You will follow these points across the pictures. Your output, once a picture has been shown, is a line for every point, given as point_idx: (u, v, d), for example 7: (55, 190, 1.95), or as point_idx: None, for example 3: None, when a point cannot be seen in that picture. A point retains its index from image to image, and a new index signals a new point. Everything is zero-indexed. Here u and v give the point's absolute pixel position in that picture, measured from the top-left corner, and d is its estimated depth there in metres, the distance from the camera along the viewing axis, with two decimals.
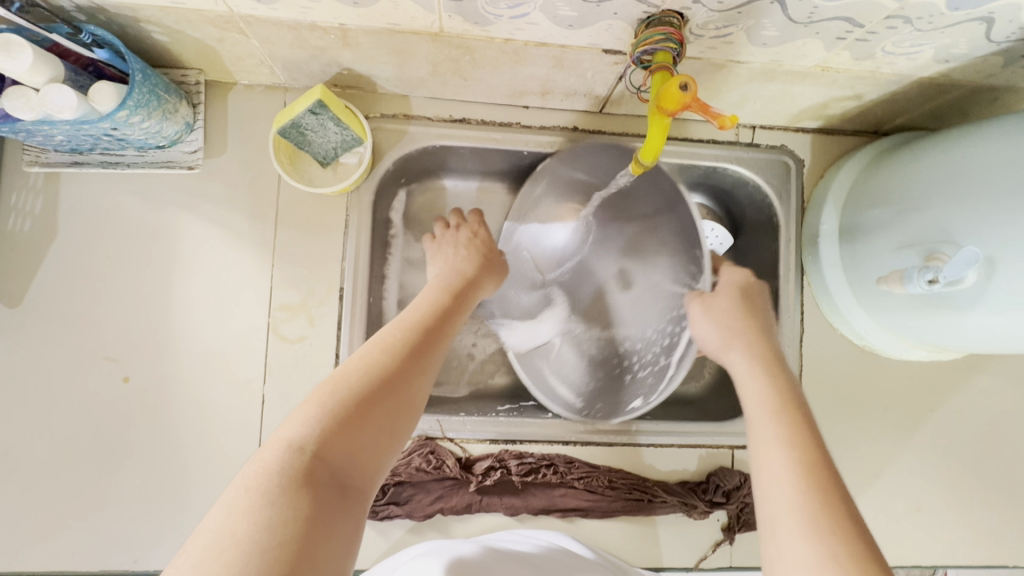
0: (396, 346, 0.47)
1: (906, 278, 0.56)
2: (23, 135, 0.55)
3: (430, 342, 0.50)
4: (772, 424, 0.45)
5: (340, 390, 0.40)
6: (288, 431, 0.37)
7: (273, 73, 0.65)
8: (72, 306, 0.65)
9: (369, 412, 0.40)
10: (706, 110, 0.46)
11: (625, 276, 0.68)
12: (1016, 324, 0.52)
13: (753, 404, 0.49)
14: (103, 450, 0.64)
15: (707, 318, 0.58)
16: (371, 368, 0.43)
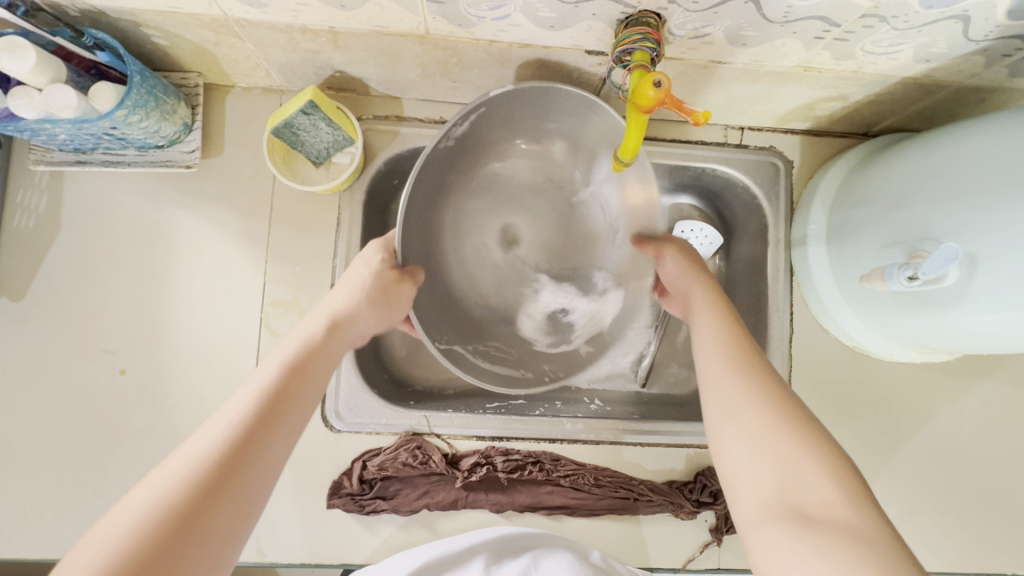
0: (229, 437, 0.40)
1: (888, 275, 0.56)
2: (27, 134, 0.57)
3: (280, 413, 0.43)
4: (718, 345, 0.50)
5: (169, 484, 0.37)
6: (91, 561, 0.33)
7: (268, 76, 0.67)
8: (72, 300, 0.67)
9: (198, 507, 0.36)
10: (680, 107, 0.47)
11: (511, 235, 0.73)
12: (1003, 322, 0.51)
13: (704, 358, 0.50)
14: (98, 441, 0.66)
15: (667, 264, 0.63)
16: (192, 475, 0.37)
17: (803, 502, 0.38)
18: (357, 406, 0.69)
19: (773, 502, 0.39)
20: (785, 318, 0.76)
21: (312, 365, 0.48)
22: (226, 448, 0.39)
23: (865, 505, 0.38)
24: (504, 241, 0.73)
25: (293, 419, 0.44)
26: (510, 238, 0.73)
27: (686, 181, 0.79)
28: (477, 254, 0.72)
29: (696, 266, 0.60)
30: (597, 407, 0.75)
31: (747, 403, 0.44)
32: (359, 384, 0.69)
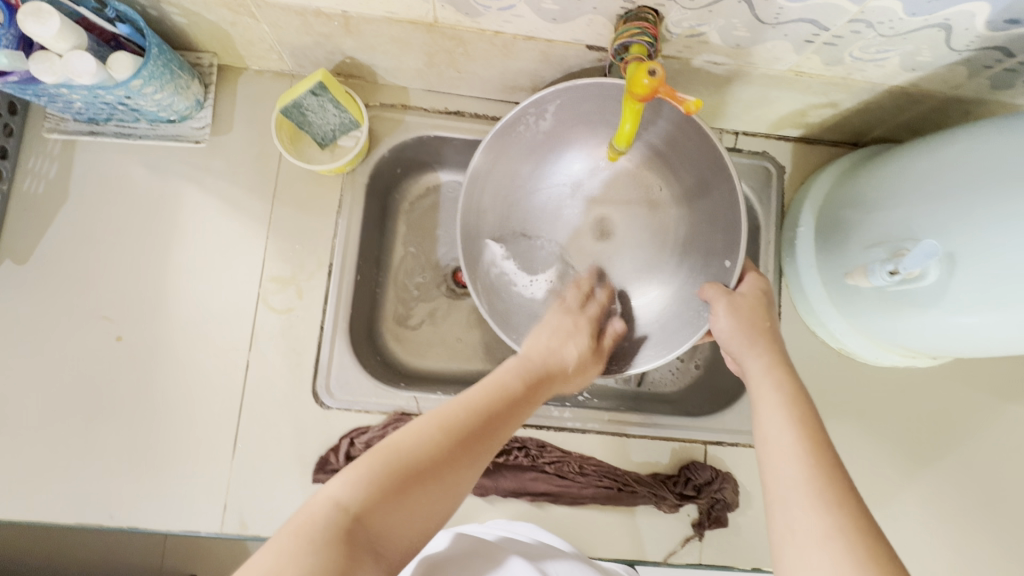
0: (486, 397, 0.54)
1: (869, 271, 0.58)
2: (44, 100, 0.59)
3: (513, 408, 0.55)
4: (787, 441, 0.47)
5: (392, 458, 0.45)
6: (335, 496, 0.42)
7: (281, 59, 0.69)
8: (75, 266, 0.68)
9: (415, 487, 0.44)
10: (673, 96, 0.49)
11: (606, 225, 0.77)
12: (983, 322, 0.53)
13: (764, 445, 0.49)
14: (91, 404, 0.67)
15: (728, 314, 0.60)
16: (434, 430, 0.48)
17: None
18: (348, 384, 0.70)
19: None
20: None
21: (531, 385, 0.58)
22: (460, 427, 0.49)
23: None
24: (599, 230, 0.77)
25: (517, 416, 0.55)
26: (603, 229, 0.78)
27: None
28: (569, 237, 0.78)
29: (748, 337, 0.58)
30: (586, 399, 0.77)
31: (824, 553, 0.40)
32: (351, 362, 0.70)
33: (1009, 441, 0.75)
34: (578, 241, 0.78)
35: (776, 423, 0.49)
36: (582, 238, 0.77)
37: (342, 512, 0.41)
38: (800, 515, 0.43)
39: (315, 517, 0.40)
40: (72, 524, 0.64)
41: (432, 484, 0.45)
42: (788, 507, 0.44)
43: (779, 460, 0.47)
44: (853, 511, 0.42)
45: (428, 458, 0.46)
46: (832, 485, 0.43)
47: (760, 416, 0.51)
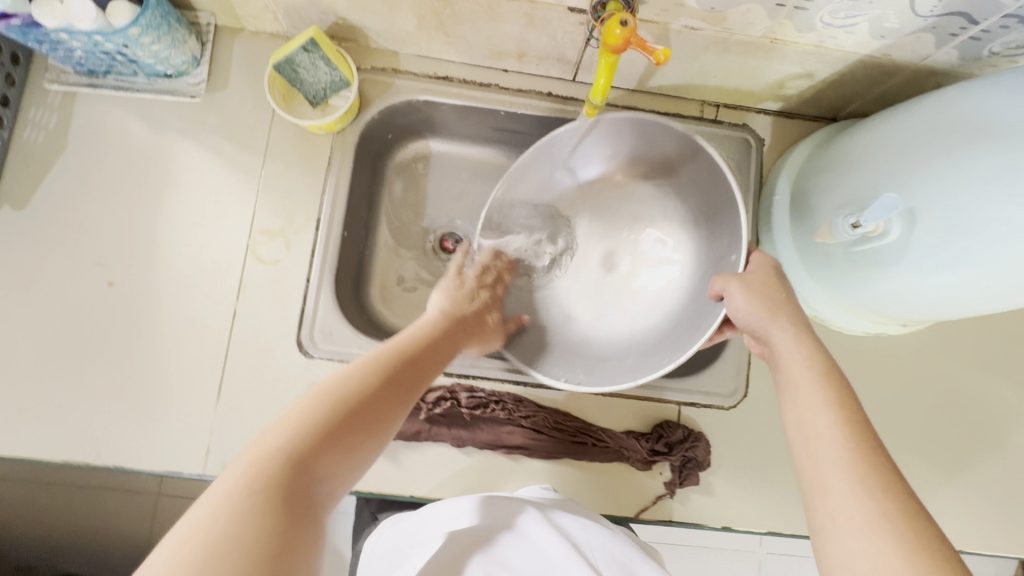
0: (404, 351, 0.53)
1: (835, 228, 0.62)
2: (46, 46, 0.62)
3: (431, 361, 0.55)
4: (825, 415, 0.45)
5: (331, 403, 0.43)
6: (270, 446, 0.39)
7: (276, 19, 0.72)
8: (71, 213, 0.70)
9: (354, 427, 0.43)
10: (643, 47, 0.52)
11: (610, 258, 0.80)
12: (952, 279, 0.55)
13: (802, 421, 0.47)
14: (81, 346, 0.68)
15: (748, 293, 0.57)
16: (360, 380, 0.46)
17: None
18: (332, 336, 0.72)
19: None
20: None
21: (445, 344, 0.60)
22: (385, 376, 0.48)
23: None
24: (606, 261, 0.80)
25: (432, 366, 0.55)
26: (611, 262, 0.80)
27: None
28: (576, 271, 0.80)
29: (773, 309, 0.55)
30: None
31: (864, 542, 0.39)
32: (335, 314, 0.72)
33: (975, 412, 0.77)
34: (585, 272, 0.80)
35: (810, 408, 0.46)
36: (585, 264, 0.80)
37: (290, 462, 0.38)
38: (844, 503, 0.41)
39: (251, 473, 0.37)
40: (58, 461, 0.66)
41: (367, 426, 0.44)
42: (825, 493, 0.42)
43: (815, 448, 0.44)
44: (892, 497, 0.40)
45: (361, 403, 0.44)
46: (871, 469, 0.42)
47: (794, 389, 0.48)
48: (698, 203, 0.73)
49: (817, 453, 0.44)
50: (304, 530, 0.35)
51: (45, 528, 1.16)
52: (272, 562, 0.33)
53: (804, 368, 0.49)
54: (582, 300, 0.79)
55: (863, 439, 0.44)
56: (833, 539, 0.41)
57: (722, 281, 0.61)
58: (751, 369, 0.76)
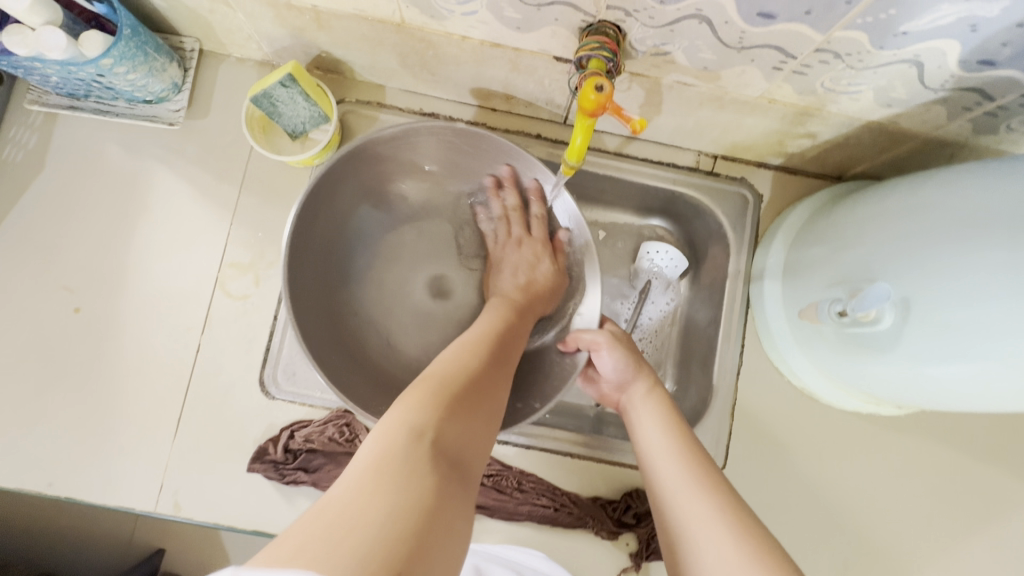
0: (489, 333, 0.55)
1: (819, 311, 0.60)
2: (21, 72, 0.61)
3: (513, 338, 0.57)
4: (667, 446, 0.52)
5: (439, 384, 0.44)
6: (393, 424, 0.39)
7: (260, 49, 0.70)
8: (43, 235, 0.70)
9: (470, 408, 0.44)
10: (620, 113, 0.49)
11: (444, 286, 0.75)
12: (941, 378, 0.51)
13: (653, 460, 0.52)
14: (42, 372, 0.68)
15: (613, 351, 0.63)
16: (460, 364, 0.48)
17: None
18: (294, 376, 0.70)
19: None
20: (735, 349, 0.75)
21: (520, 321, 0.61)
22: (478, 359, 0.49)
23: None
24: (432, 290, 0.75)
25: (516, 345, 0.57)
26: (440, 288, 0.75)
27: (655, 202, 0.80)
28: (398, 292, 0.75)
29: (631, 359, 0.62)
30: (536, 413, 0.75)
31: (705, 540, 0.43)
32: (301, 355, 0.70)
33: (972, 502, 0.72)
34: (409, 295, 0.75)
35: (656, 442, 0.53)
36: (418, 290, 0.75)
37: (425, 429, 0.39)
38: (691, 505, 0.46)
39: (388, 447, 0.36)
40: (10, 488, 0.65)
41: (483, 401, 0.45)
42: (674, 509, 0.47)
43: (668, 474, 0.50)
44: (729, 506, 0.46)
45: (468, 384, 0.45)
46: (708, 482, 0.48)
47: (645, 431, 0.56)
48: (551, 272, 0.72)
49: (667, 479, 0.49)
50: (459, 497, 0.36)
51: (23, 529, 1.16)
52: (428, 525, 0.32)
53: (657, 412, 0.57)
54: (400, 318, 0.74)
55: (701, 462, 0.50)
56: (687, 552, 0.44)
57: (590, 335, 0.65)
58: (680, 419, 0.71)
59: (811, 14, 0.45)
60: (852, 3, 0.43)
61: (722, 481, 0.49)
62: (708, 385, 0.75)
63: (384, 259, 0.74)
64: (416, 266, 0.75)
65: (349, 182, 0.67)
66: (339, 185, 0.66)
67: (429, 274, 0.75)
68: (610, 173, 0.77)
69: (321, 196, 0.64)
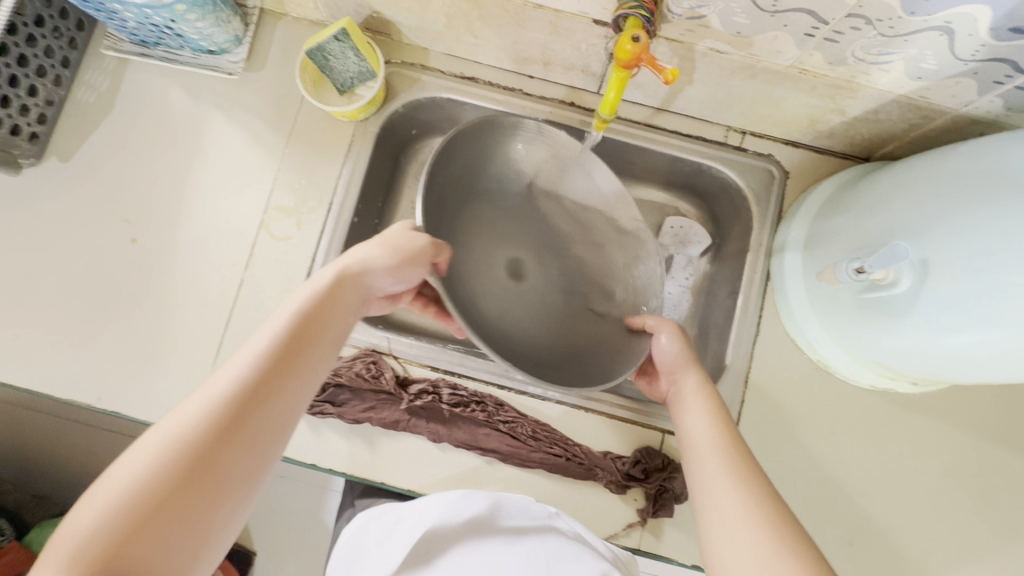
0: (244, 379, 0.42)
1: (838, 269, 0.61)
2: (104, 15, 0.67)
3: (292, 362, 0.44)
4: (717, 452, 0.51)
5: (142, 483, 0.35)
6: (67, 552, 0.33)
7: (316, 8, 0.75)
8: (109, 170, 0.76)
9: (173, 511, 0.35)
10: (654, 64, 0.52)
11: (519, 266, 0.75)
12: (958, 341, 0.52)
13: (701, 463, 0.51)
14: (99, 295, 0.73)
15: (672, 336, 0.64)
16: (164, 467, 0.36)
17: None
18: None
19: None
20: (752, 321, 0.77)
21: (307, 339, 0.46)
22: (213, 421, 0.39)
23: None
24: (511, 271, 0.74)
25: (294, 394, 0.44)
26: (517, 270, 0.75)
27: (683, 174, 0.82)
28: (485, 269, 0.73)
29: (688, 355, 0.63)
30: None
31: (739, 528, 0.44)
32: None
33: (983, 486, 0.72)
34: (492, 271, 0.73)
35: (701, 428, 0.54)
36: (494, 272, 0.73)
37: None
38: (730, 497, 0.46)
39: None
40: (64, 399, 0.71)
41: (203, 499, 0.37)
42: (710, 501, 0.48)
43: (711, 461, 0.50)
44: (767, 495, 0.46)
45: (186, 477, 0.36)
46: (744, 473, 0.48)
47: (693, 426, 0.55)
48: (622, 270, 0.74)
49: (712, 482, 0.49)
50: None
51: (54, 460, 1.23)
52: None
53: (701, 405, 0.56)
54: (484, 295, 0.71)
55: (738, 454, 0.50)
56: (717, 531, 0.45)
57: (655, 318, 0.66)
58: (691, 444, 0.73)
59: None
60: None
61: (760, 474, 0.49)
62: (723, 353, 0.77)
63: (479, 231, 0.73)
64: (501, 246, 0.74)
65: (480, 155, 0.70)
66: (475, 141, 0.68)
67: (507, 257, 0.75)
68: (637, 144, 0.80)
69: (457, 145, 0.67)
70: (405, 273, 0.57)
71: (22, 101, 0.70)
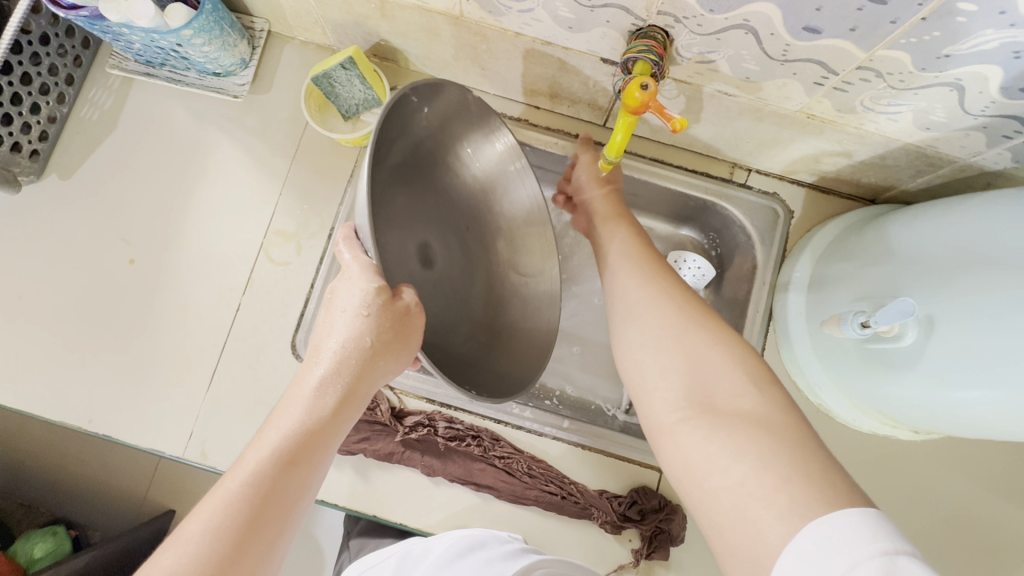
0: (224, 525, 0.41)
1: (842, 321, 0.61)
2: (109, 36, 0.66)
3: (280, 495, 0.44)
4: (641, 286, 0.59)
5: None
6: None
7: (324, 33, 0.75)
8: (109, 188, 0.75)
9: None
10: (661, 112, 0.52)
11: (426, 253, 0.60)
12: (968, 402, 0.50)
13: (636, 303, 0.58)
14: (94, 316, 0.72)
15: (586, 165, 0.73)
16: None
17: (716, 402, 0.46)
18: None
19: (693, 404, 0.47)
20: None
21: (298, 460, 0.46)
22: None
23: (774, 399, 0.45)
24: (421, 259, 0.60)
25: (281, 523, 0.44)
26: (426, 257, 0.60)
27: (688, 209, 0.82)
28: (397, 250, 0.56)
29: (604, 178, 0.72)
30: (551, 404, 0.78)
31: (658, 333, 0.54)
32: None
33: (984, 537, 0.71)
34: (402, 255, 0.57)
35: (625, 273, 0.61)
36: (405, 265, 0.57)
37: None
38: (653, 317, 0.55)
39: None
40: (54, 420, 0.70)
41: None
42: (626, 300, 0.59)
43: (645, 298, 0.57)
44: (675, 296, 0.56)
45: None
46: (654, 275, 0.60)
47: (620, 257, 0.64)
48: (482, 257, 0.67)
49: (647, 323, 0.55)
50: None
51: (42, 470, 1.21)
52: None
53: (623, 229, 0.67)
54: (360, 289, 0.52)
55: (647, 256, 0.63)
56: (640, 347, 0.54)
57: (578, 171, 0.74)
58: (636, 469, 0.72)
59: (856, 31, 0.47)
60: (898, 22, 0.45)
61: (690, 297, 0.56)
62: None
63: (396, 210, 0.57)
64: (408, 227, 0.58)
65: (404, 132, 0.56)
66: (393, 125, 0.54)
67: (415, 241, 0.59)
68: (641, 178, 0.79)
69: (384, 133, 0.52)
70: (383, 361, 0.51)
71: (25, 119, 0.70)
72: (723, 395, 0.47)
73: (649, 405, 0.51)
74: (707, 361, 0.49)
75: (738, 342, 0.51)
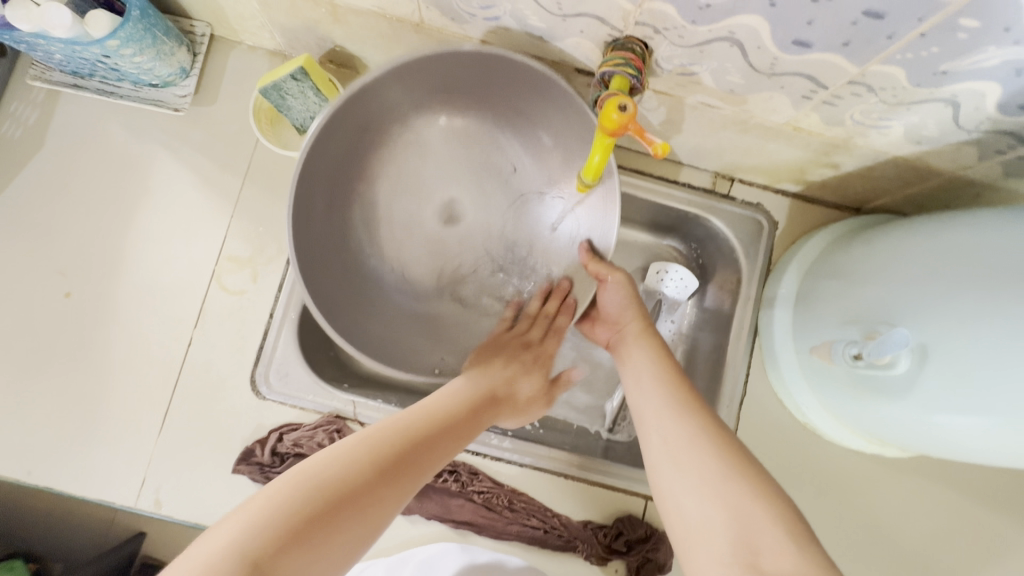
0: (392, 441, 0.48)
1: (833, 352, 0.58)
2: (24, 47, 0.59)
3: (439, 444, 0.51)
4: (669, 416, 0.53)
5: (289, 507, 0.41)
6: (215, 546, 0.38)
7: (273, 38, 0.68)
8: (38, 214, 0.68)
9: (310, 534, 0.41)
10: (642, 135, 0.48)
11: (450, 210, 0.68)
12: (964, 433, 0.48)
13: (663, 435, 0.52)
14: (27, 357, 0.66)
15: (611, 293, 0.64)
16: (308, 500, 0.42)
17: (758, 559, 0.41)
18: (287, 377, 0.68)
19: (732, 560, 0.42)
20: (739, 377, 0.73)
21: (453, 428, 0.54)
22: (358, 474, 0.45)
23: (811, 555, 0.40)
24: (442, 218, 0.68)
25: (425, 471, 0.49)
26: (451, 213, 0.68)
27: (669, 221, 0.79)
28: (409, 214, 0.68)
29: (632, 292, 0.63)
30: (532, 430, 0.75)
31: (688, 471, 0.48)
32: (295, 355, 0.69)
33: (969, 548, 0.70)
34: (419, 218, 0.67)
35: (648, 396, 0.56)
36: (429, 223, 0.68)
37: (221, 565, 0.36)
38: (685, 457, 0.49)
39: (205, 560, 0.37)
40: None
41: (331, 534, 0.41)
42: (655, 430, 0.53)
43: (670, 427, 0.52)
44: (702, 424, 0.51)
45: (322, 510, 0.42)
46: (684, 408, 0.53)
47: (642, 369, 0.59)
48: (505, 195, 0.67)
49: (679, 462, 0.50)
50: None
51: None
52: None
53: (645, 347, 0.61)
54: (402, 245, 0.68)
55: (674, 375, 0.57)
56: (678, 491, 0.48)
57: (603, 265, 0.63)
58: (621, 497, 0.69)
59: (849, 46, 0.43)
60: (894, 37, 0.41)
61: (710, 418, 0.53)
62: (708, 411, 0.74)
63: (400, 182, 0.67)
64: (431, 187, 0.68)
65: (374, 103, 0.60)
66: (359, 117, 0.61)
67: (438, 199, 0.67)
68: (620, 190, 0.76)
69: (327, 136, 0.58)
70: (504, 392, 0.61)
71: None
72: (766, 553, 0.41)
73: (691, 555, 0.45)
74: (753, 522, 0.43)
75: (784, 498, 0.45)
